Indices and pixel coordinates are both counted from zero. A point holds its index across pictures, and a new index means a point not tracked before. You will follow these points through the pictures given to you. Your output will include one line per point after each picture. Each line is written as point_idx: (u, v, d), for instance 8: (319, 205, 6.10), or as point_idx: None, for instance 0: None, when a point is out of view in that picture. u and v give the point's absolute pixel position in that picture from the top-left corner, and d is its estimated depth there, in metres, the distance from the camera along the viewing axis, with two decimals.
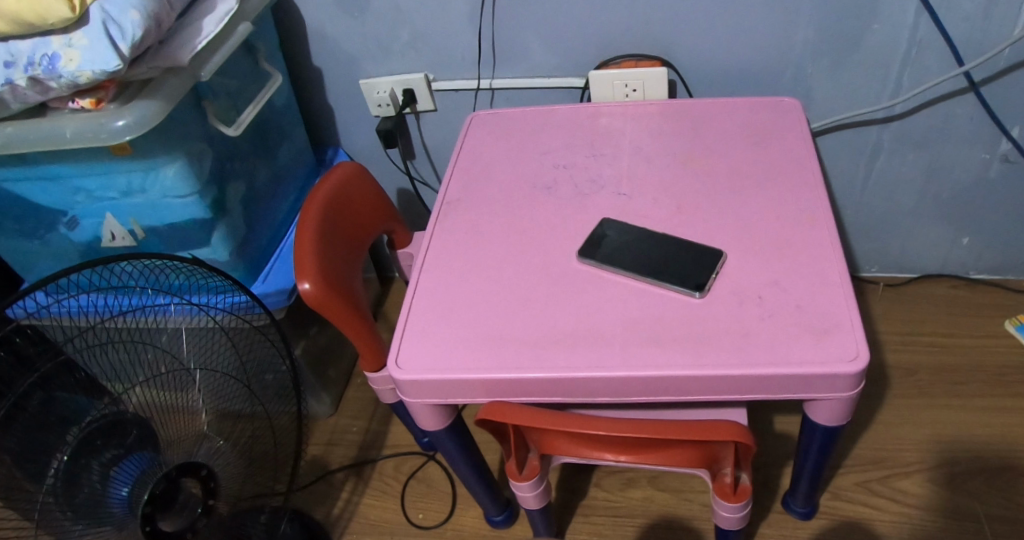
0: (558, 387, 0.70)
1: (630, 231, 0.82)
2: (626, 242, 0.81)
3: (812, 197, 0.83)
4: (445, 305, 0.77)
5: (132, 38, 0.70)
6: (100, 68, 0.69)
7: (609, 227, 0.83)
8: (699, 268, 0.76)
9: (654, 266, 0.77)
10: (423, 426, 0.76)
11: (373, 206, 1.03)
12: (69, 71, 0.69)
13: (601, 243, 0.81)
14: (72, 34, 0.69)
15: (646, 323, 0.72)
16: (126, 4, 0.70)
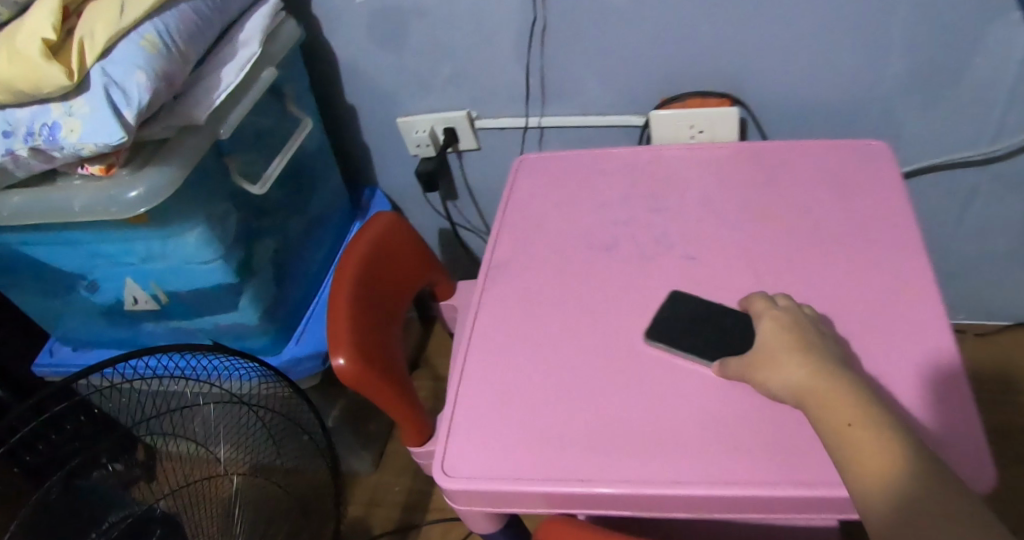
0: (631, 502, 0.61)
1: (704, 306, 0.72)
2: (700, 320, 0.71)
3: (914, 266, 0.72)
4: (497, 396, 0.68)
5: (138, 103, 0.63)
6: (103, 141, 0.62)
7: (679, 301, 0.73)
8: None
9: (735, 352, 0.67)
10: (475, 530, 0.68)
11: (414, 258, 0.94)
12: (70, 142, 0.62)
13: (671, 320, 0.71)
14: (72, 102, 0.63)
15: (729, 424, 0.63)
16: (132, 65, 0.63)
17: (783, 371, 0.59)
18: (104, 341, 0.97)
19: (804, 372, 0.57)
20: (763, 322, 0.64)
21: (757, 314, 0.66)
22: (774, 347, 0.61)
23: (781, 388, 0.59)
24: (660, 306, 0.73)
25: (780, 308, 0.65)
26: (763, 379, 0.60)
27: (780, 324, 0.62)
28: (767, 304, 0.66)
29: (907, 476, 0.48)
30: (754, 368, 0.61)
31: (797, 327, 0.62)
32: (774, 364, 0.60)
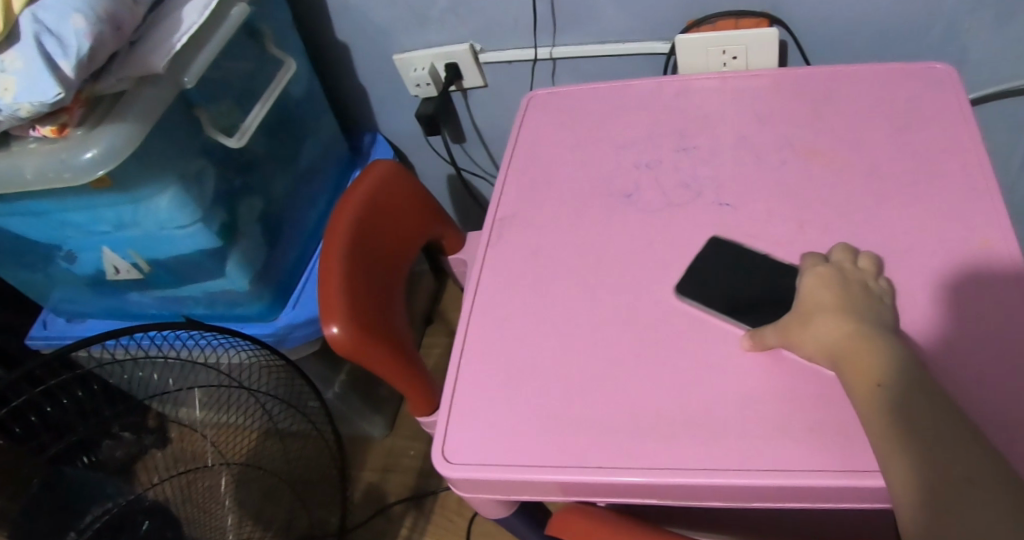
0: (657, 491, 0.53)
1: (755, 258, 0.63)
2: (743, 277, 0.62)
3: (990, 210, 0.62)
4: (505, 372, 0.61)
5: (76, 53, 0.58)
6: (38, 99, 0.57)
7: (727, 250, 0.64)
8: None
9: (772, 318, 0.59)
10: (486, 516, 0.62)
11: (416, 212, 0.85)
12: (6, 103, 0.58)
13: (707, 274, 0.63)
14: (3, 57, 0.58)
15: (768, 401, 0.55)
16: (67, 9, 0.58)
17: (817, 331, 0.51)
18: (94, 312, 0.94)
19: (839, 332, 0.49)
20: (805, 277, 0.55)
21: (801, 269, 0.57)
22: (810, 306, 0.52)
23: (815, 353, 0.51)
24: (704, 251, 0.65)
25: (831, 262, 0.56)
26: (798, 343, 0.52)
27: (825, 279, 0.53)
28: (815, 257, 0.57)
29: (926, 435, 0.41)
30: (789, 330, 0.53)
31: (844, 285, 0.53)
32: (810, 325, 0.51)
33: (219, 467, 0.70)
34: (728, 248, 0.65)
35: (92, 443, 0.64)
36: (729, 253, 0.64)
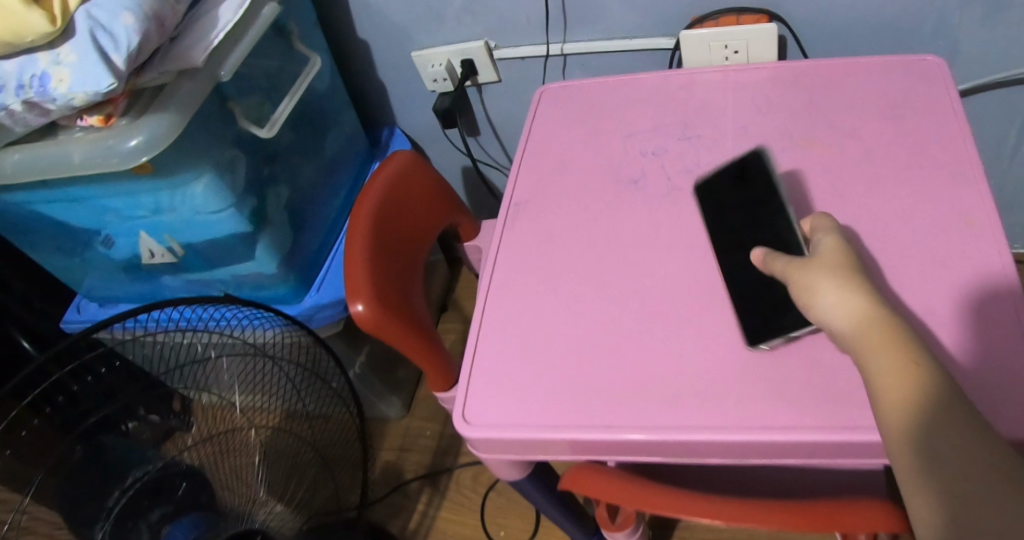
0: (662, 448, 0.58)
1: (773, 180, 0.64)
2: (750, 203, 0.65)
3: (975, 193, 0.66)
4: (520, 342, 0.65)
5: (127, 48, 0.63)
6: (93, 89, 0.62)
7: (749, 169, 0.66)
8: (790, 322, 0.59)
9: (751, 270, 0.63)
10: (502, 478, 0.67)
11: (434, 199, 0.90)
12: (61, 93, 0.63)
13: (714, 205, 0.69)
14: (59, 50, 0.63)
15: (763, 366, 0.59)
16: (118, 7, 0.63)
17: (825, 297, 0.52)
18: (128, 296, 0.99)
19: (842, 306, 0.51)
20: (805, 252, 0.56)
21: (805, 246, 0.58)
22: (831, 264, 0.54)
23: (825, 304, 0.52)
24: (729, 166, 0.69)
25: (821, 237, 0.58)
26: (808, 282, 0.53)
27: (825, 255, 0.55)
28: (827, 227, 0.59)
29: (935, 433, 0.43)
30: (805, 270, 0.54)
31: (842, 262, 0.54)
32: (828, 274, 0.53)
33: (251, 428, 0.73)
34: (751, 165, 0.67)
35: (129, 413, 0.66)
36: (752, 170, 0.66)
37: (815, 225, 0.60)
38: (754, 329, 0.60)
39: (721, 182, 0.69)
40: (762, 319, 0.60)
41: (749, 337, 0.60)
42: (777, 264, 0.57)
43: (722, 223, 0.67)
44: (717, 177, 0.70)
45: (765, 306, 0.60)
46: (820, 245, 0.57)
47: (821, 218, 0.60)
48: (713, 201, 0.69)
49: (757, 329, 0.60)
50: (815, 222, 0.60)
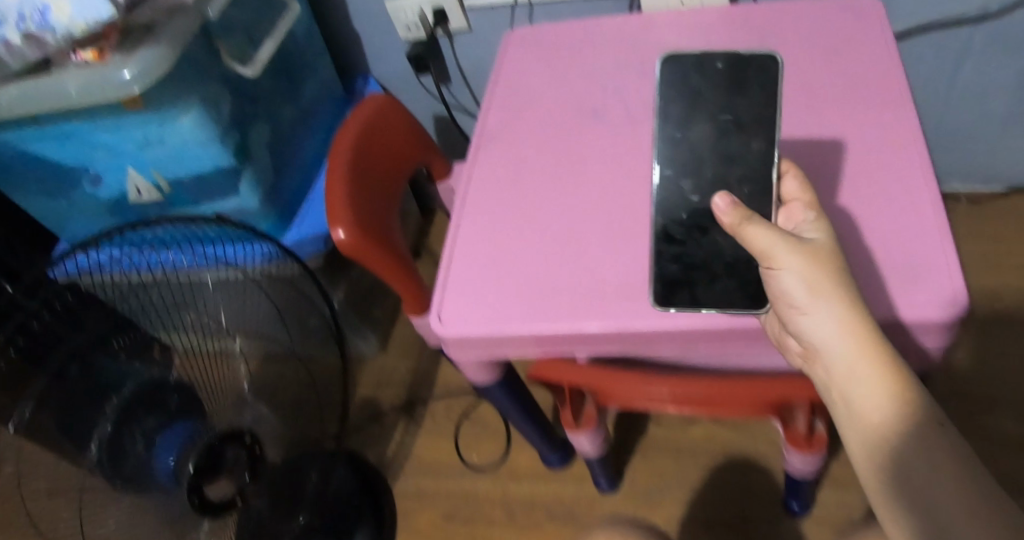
0: (617, 340, 0.65)
1: (773, 103, 0.59)
2: (723, 110, 0.60)
3: (899, 116, 0.73)
4: (489, 254, 0.71)
5: None
6: (94, 18, 0.66)
7: (748, 73, 0.59)
8: (705, 297, 0.60)
9: (691, 199, 0.61)
10: (472, 380, 0.73)
11: (408, 137, 0.95)
12: (62, 24, 0.67)
13: (681, 88, 0.61)
14: None
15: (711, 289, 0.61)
16: None
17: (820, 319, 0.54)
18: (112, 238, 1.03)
19: (838, 331, 0.53)
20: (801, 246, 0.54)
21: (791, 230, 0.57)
22: (831, 262, 0.54)
23: (824, 319, 0.53)
24: (721, 54, 0.60)
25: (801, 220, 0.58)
26: (807, 276, 0.53)
27: (818, 256, 0.54)
28: (809, 215, 0.58)
29: (909, 471, 0.51)
30: (809, 262, 0.53)
31: (830, 265, 0.54)
32: (830, 277, 0.53)
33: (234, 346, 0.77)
34: (753, 71, 0.59)
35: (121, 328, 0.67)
36: (750, 80, 0.59)
37: (794, 197, 0.60)
38: (668, 286, 0.61)
39: (706, 70, 0.60)
40: (681, 280, 0.61)
41: (659, 295, 0.61)
42: (772, 237, 0.54)
43: (683, 111, 0.61)
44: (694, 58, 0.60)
45: (689, 267, 0.60)
46: (809, 231, 0.57)
47: (803, 193, 0.60)
48: (683, 84, 0.61)
49: (671, 289, 0.60)
50: (797, 194, 0.60)
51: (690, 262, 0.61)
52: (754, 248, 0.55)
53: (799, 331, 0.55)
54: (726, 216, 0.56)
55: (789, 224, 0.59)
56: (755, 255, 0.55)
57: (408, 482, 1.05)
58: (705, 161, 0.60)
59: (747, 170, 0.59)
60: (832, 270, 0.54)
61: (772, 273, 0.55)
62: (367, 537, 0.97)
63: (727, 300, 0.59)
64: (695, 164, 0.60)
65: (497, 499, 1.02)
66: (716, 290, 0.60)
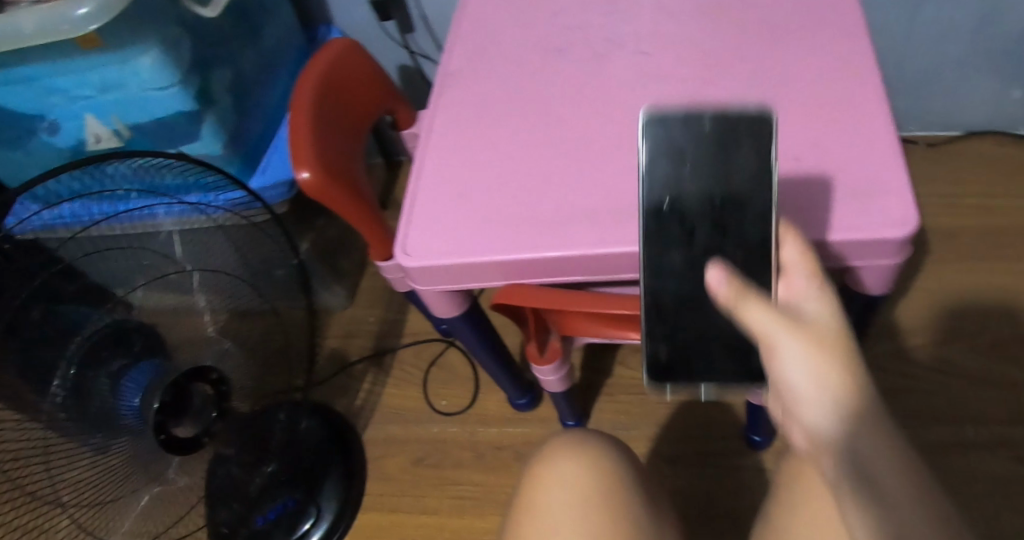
0: (578, 266, 0.66)
1: (767, 163, 0.55)
2: (712, 173, 0.56)
3: (857, 45, 0.74)
4: (454, 188, 0.72)
5: None
6: None
7: (739, 131, 0.55)
8: (700, 373, 0.62)
9: (681, 271, 0.59)
10: (437, 314, 0.75)
11: (373, 83, 0.94)
12: None
13: (666, 151, 0.56)
14: None
15: (694, 291, 0.60)
16: None
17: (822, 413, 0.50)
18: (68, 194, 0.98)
19: (838, 418, 0.49)
20: (801, 336, 0.51)
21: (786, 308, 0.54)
22: (835, 345, 0.51)
23: (826, 408, 0.50)
24: (708, 112, 0.55)
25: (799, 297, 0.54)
26: (812, 364, 0.50)
27: (821, 343, 0.50)
28: (812, 287, 0.54)
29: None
30: (814, 351, 0.50)
31: (833, 349, 0.50)
32: (838, 370, 0.50)
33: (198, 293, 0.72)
34: (744, 132, 0.55)
35: (77, 270, 0.60)
36: (740, 139, 0.55)
37: (793, 263, 0.56)
38: (664, 368, 0.62)
39: (692, 130, 0.56)
40: (675, 359, 0.62)
41: (653, 374, 0.62)
42: (772, 318, 0.51)
43: (670, 178, 0.57)
44: (680, 118, 0.56)
45: (684, 346, 0.61)
46: (810, 307, 0.53)
47: (805, 260, 0.55)
48: (669, 146, 0.56)
49: (666, 369, 0.62)
50: (798, 261, 0.56)
51: (683, 340, 0.61)
52: (754, 327, 0.52)
53: (805, 428, 0.52)
54: (721, 291, 0.53)
55: (789, 299, 0.55)
56: (756, 335, 0.53)
57: (380, 429, 1.09)
58: (696, 230, 0.57)
59: (742, 239, 0.57)
60: (834, 356, 0.50)
61: (773, 355, 0.52)
62: (339, 482, 1.00)
63: (725, 376, 0.61)
64: (684, 235, 0.58)
65: (467, 441, 1.06)
66: (712, 366, 0.61)
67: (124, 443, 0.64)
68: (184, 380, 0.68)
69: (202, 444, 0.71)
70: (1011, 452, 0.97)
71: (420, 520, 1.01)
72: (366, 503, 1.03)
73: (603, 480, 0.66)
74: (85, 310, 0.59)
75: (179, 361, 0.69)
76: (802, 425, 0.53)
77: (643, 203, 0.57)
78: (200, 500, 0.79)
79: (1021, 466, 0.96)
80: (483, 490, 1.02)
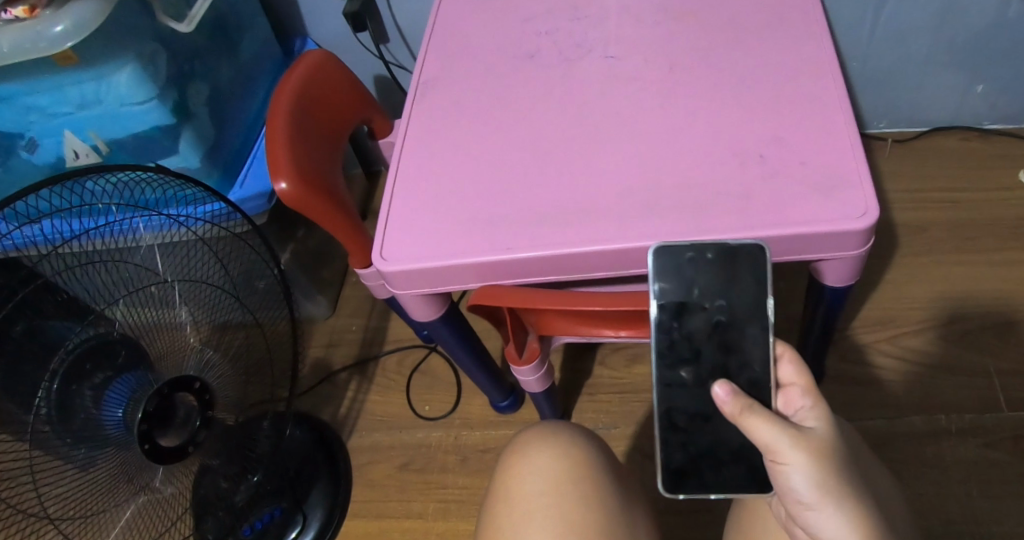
0: (552, 265, 0.67)
1: (764, 294, 0.61)
2: (717, 302, 0.62)
3: (817, 43, 0.77)
4: (430, 194, 0.73)
5: None
6: None
7: (738, 265, 0.61)
8: (712, 483, 0.64)
9: (691, 388, 0.64)
10: (416, 318, 0.76)
11: (349, 93, 0.95)
12: None
13: (676, 280, 0.62)
14: None
15: (705, 406, 0.64)
16: None
17: (820, 515, 0.57)
18: None
19: (831, 518, 0.56)
20: (802, 450, 0.56)
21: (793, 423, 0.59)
22: (831, 456, 0.57)
23: (826, 514, 0.57)
24: (712, 245, 0.62)
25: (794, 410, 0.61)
26: (814, 476, 0.56)
27: (819, 453, 0.56)
28: (807, 400, 0.61)
29: None
30: (811, 458, 0.56)
31: (828, 456, 0.57)
32: (831, 473, 0.56)
33: (181, 307, 0.71)
34: (744, 260, 0.61)
35: (58, 284, 0.60)
36: (740, 270, 0.62)
37: (791, 381, 0.64)
38: (677, 476, 0.64)
39: (697, 261, 0.62)
40: (689, 468, 0.64)
41: (668, 482, 0.65)
42: (773, 430, 0.57)
43: (679, 306, 0.62)
44: (686, 248, 0.62)
45: (697, 456, 0.64)
46: (808, 418, 0.60)
47: (800, 377, 0.63)
48: (676, 272, 0.62)
49: (680, 478, 0.64)
50: (794, 378, 0.63)
51: (697, 449, 0.64)
52: (758, 439, 0.58)
53: (812, 527, 0.58)
54: (727, 406, 0.59)
55: (789, 409, 0.63)
56: (762, 446, 0.58)
57: (366, 436, 1.10)
58: (703, 351, 0.63)
59: (746, 359, 0.62)
60: (831, 464, 0.56)
61: (779, 467, 0.58)
62: (325, 490, 1.02)
63: (736, 487, 0.63)
64: (693, 353, 0.63)
65: (451, 445, 1.07)
66: (723, 476, 0.64)
67: (110, 456, 0.63)
68: (167, 390, 0.67)
69: (189, 453, 0.70)
70: (983, 438, 0.99)
71: (406, 525, 1.01)
72: (352, 509, 1.04)
73: (573, 462, 0.69)
74: (69, 325, 0.60)
75: (162, 373, 0.67)
76: (812, 528, 0.58)
77: (654, 324, 0.63)
78: (189, 515, 0.76)
79: (993, 452, 0.98)
80: (468, 492, 1.03)
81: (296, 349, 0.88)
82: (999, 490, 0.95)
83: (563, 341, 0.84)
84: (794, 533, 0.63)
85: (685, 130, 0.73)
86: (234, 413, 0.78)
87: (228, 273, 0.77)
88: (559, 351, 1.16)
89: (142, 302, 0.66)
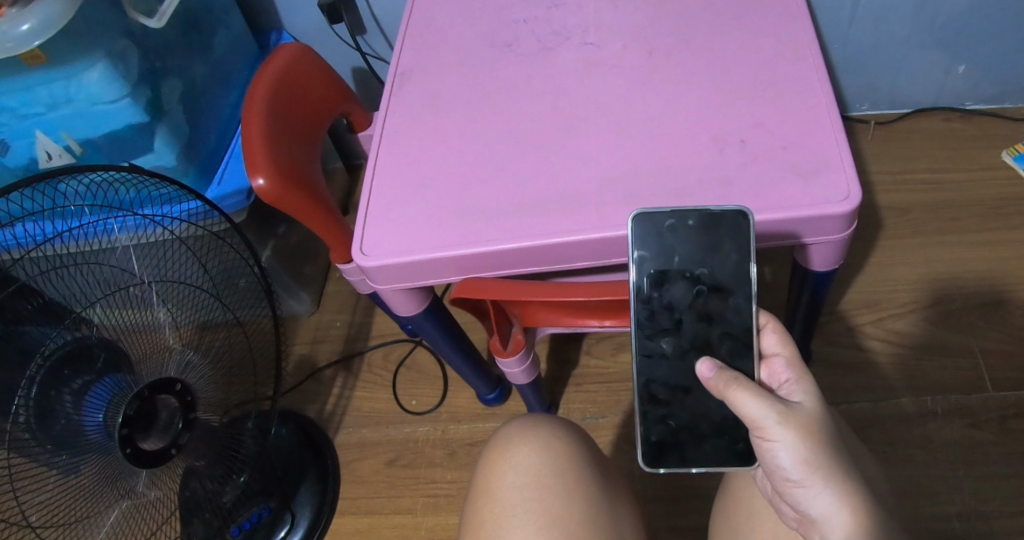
0: (532, 255, 0.67)
1: (746, 262, 0.60)
2: (698, 272, 0.61)
3: (795, 26, 0.76)
4: (409, 186, 0.72)
5: None
6: None
7: (721, 232, 0.60)
8: (693, 457, 0.64)
9: (671, 360, 0.63)
10: (397, 311, 0.75)
11: (324, 81, 0.93)
12: None
13: (655, 246, 0.61)
14: None
15: (685, 380, 0.64)
16: None
17: (811, 493, 0.57)
18: None
19: (823, 494, 0.56)
20: (790, 424, 0.56)
21: (779, 398, 0.59)
22: (818, 431, 0.57)
23: (817, 491, 0.56)
24: (692, 211, 0.60)
25: (781, 384, 0.62)
26: (802, 451, 0.56)
27: (806, 428, 0.56)
28: (790, 374, 0.62)
29: None
30: (797, 433, 0.56)
31: (815, 432, 0.56)
32: (819, 448, 0.56)
33: (158, 308, 0.69)
34: (725, 226, 0.60)
35: (35, 288, 0.59)
36: (722, 241, 0.60)
37: (774, 351, 0.64)
38: (657, 449, 0.65)
39: (678, 229, 0.61)
40: (668, 443, 0.65)
41: (648, 457, 0.65)
42: (758, 404, 0.57)
43: (659, 275, 0.62)
44: (666, 216, 0.61)
45: (676, 430, 0.65)
46: (796, 394, 0.60)
47: (784, 347, 0.63)
48: (655, 238, 0.61)
49: (658, 453, 0.65)
50: (778, 348, 0.64)
51: (676, 422, 0.65)
52: (743, 413, 0.58)
53: (803, 504, 0.58)
54: (710, 381, 0.60)
55: (774, 382, 0.63)
56: (749, 421, 0.58)
57: (352, 433, 1.09)
58: (684, 322, 0.63)
59: (728, 329, 0.62)
60: (820, 439, 0.56)
61: (766, 443, 0.58)
62: (313, 490, 1.01)
63: (718, 461, 0.64)
64: (673, 324, 0.63)
65: (438, 440, 1.07)
66: (703, 450, 0.64)
67: (93, 461, 0.62)
68: (149, 393, 0.65)
69: (172, 456, 0.69)
70: (970, 419, 0.99)
71: (395, 521, 1.01)
72: (340, 507, 1.04)
73: (559, 455, 0.68)
74: (45, 329, 0.58)
75: (144, 376, 0.66)
76: (801, 505, 0.58)
77: (635, 297, 0.62)
78: (174, 520, 0.74)
79: (978, 433, 0.98)
80: (457, 487, 1.02)
81: (278, 347, 0.87)
82: (986, 471, 0.96)
83: (548, 332, 0.84)
84: (781, 511, 0.63)
85: (666, 116, 0.72)
86: (217, 415, 0.76)
87: (207, 272, 0.75)
88: (545, 342, 1.16)
89: (120, 305, 0.65)
